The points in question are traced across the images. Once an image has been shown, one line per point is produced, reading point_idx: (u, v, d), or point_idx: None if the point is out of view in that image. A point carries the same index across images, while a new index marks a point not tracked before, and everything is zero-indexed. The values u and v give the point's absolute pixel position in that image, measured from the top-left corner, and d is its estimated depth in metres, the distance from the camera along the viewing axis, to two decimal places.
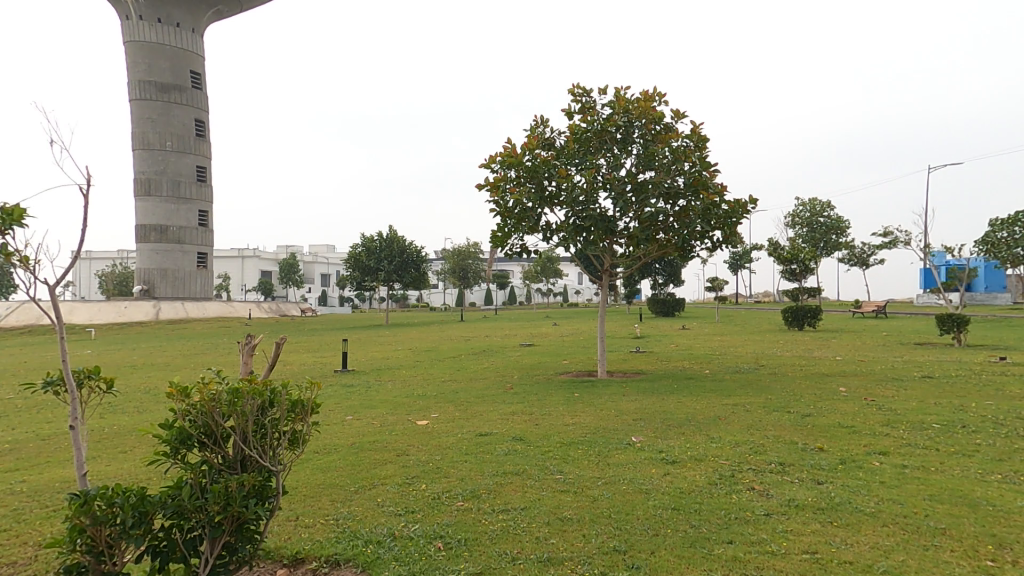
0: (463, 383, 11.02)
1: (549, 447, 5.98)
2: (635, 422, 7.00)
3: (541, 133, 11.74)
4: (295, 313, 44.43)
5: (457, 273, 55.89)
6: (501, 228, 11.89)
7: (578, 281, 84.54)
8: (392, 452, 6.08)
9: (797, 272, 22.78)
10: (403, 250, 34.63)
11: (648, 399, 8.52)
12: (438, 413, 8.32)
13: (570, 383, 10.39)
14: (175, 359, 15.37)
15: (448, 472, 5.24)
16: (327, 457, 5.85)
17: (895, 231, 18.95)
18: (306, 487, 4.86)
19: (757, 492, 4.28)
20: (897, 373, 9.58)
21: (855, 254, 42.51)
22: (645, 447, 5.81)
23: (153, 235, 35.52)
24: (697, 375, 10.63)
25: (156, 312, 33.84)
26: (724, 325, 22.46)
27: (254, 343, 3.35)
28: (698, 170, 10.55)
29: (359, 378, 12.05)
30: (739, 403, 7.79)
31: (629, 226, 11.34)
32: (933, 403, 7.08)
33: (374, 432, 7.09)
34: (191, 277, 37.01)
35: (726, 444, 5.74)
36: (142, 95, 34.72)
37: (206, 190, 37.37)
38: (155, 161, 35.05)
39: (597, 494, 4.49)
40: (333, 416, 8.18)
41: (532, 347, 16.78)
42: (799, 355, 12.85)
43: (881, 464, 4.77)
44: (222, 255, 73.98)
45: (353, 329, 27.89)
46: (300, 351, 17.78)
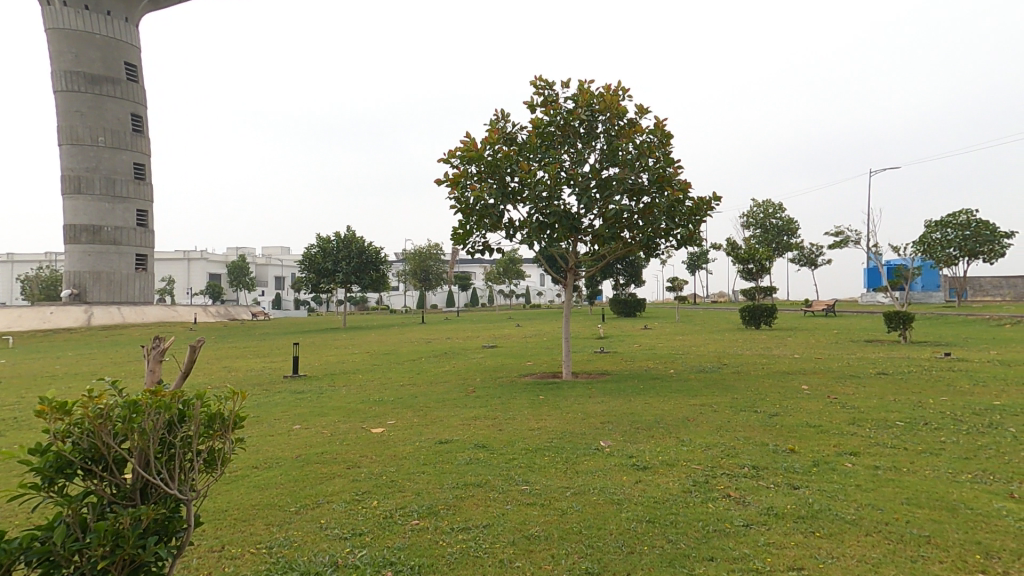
0: (423, 387, 10.50)
1: (513, 455, 5.61)
2: (602, 426, 6.72)
3: (501, 128, 11.39)
4: (245, 317, 42.48)
5: (418, 275, 54.85)
6: (462, 225, 11.44)
7: (540, 282, 84.98)
8: (343, 465, 5.54)
9: (753, 271, 23.28)
10: (362, 251, 33.60)
11: (614, 401, 8.27)
12: (394, 419, 7.81)
13: (534, 385, 10.06)
14: (104, 368, 14.13)
15: (403, 486, 4.78)
16: (267, 474, 5.24)
17: (847, 231, 19.48)
18: (238, 510, 4.29)
19: (734, 500, 4.03)
20: (855, 370, 9.70)
21: (805, 254, 44.27)
22: (615, 453, 5.52)
23: (85, 235, 33.13)
24: (663, 375, 10.47)
25: (88, 317, 31.57)
26: (684, 325, 22.74)
27: (164, 347, 2.82)
28: (663, 166, 10.45)
29: (311, 384, 11.35)
30: (706, 403, 7.63)
31: (594, 223, 11.15)
32: (895, 400, 7.09)
33: (323, 443, 6.52)
34: (129, 280, 34.77)
35: (698, 448, 5.51)
36: (70, 86, 32.37)
37: (145, 188, 35.21)
38: (85, 156, 32.74)
39: (566, 507, 4.13)
40: (278, 426, 7.53)
41: (495, 349, 16.39)
42: (759, 353, 12.96)
43: (853, 465, 4.61)
44: (166, 258, 70.30)
45: (306, 333, 26.75)
46: (247, 356, 16.79)
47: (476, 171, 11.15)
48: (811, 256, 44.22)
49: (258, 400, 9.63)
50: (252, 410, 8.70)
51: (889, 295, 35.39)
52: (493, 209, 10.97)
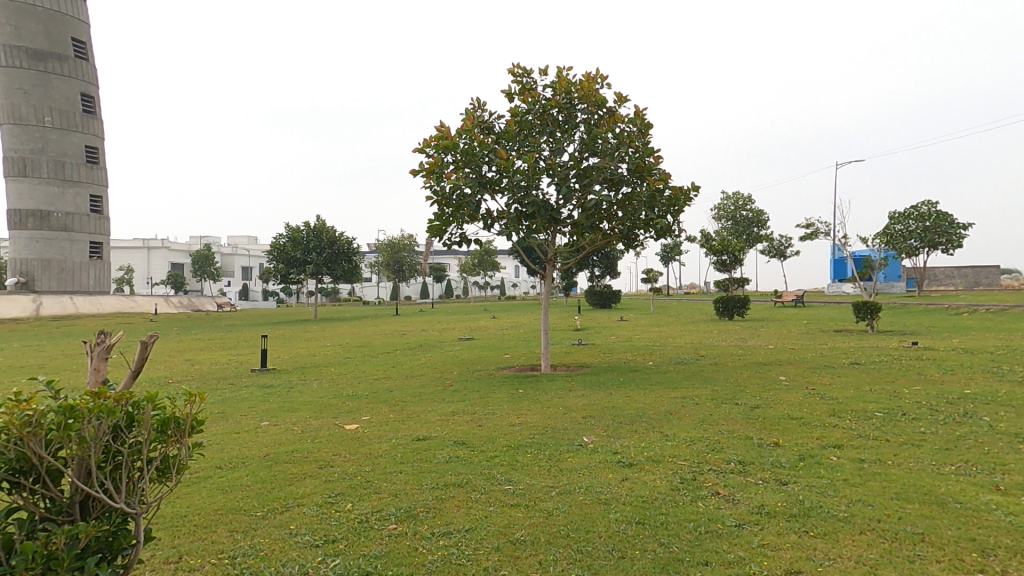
0: (398, 381, 10.20)
1: (494, 452, 5.41)
2: (585, 420, 6.60)
3: (478, 115, 11.08)
4: (210, 308, 41.10)
5: (391, 265, 54.01)
6: (438, 215, 11.13)
7: (515, 274, 85.00)
8: (315, 464, 5.25)
9: (727, 263, 23.56)
10: (333, 241, 32.79)
11: (595, 394, 8.16)
12: (369, 415, 7.52)
13: (513, 378, 9.88)
14: (56, 362, 13.35)
15: (379, 487, 4.53)
16: (232, 475, 4.92)
17: (819, 223, 19.82)
18: (199, 516, 3.97)
19: (723, 497, 3.92)
20: (829, 360, 9.83)
21: (775, 246, 45.24)
22: (599, 449, 5.38)
23: (32, 221, 31.41)
24: (642, 367, 10.44)
25: (37, 307, 29.96)
26: (658, 316, 22.92)
27: (109, 344, 2.49)
28: (643, 156, 10.34)
29: (280, 378, 10.92)
30: (687, 396, 7.58)
31: (573, 213, 10.99)
32: (870, 391, 7.16)
33: (293, 441, 6.19)
34: (82, 269, 33.17)
35: (682, 442, 5.41)
36: (11, 62, 30.48)
37: (98, 172, 33.58)
38: (31, 138, 30.97)
39: (552, 508, 3.96)
40: (245, 423, 7.15)
41: (471, 341, 16.15)
42: (734, 344, 13.08)
43: (839, 459, 4.56)
44: (125, 247, 67.47)
45: (274, 325, 25.97)
46: (211, 349, 16.14)
47: (452, 160, 10.83)
48: (780, 248, 45.26)
49: (223, 395, 9.19)
50: (216, 406, 8.27)
51: (855, 286, 36.51)
52: (470, 200, 10.69)
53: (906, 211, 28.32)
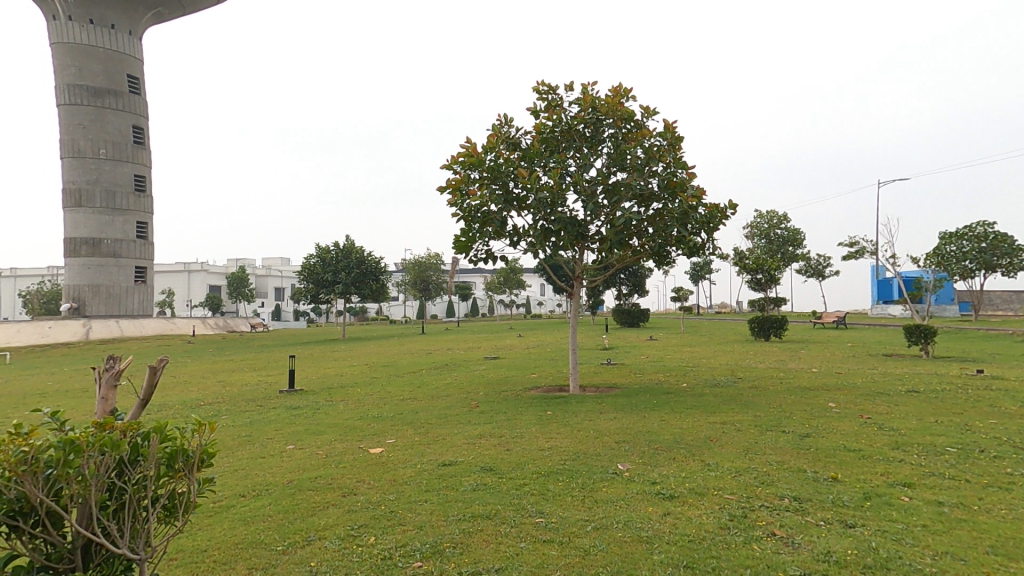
0: (424, 402, 10.00)
1: (524, 480, 5.13)
2: (619, 446, 6.26)
3: (504, 133, 11.02)
4: (244, 329, 42.04)
5: (419, 286, 54.33)
6: (464, 232, 11.03)
7: (541, 293, 84.83)
8: (338, 491, 5.05)
9: (763, 281, 22.82)
10: (362, 261, 33.18)
11: (627, 417, 7.79)
12: (394, 438, 7.31)
13: (541, 400, 9.58)
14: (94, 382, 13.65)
15: (404, 518, 4.29)
16: (254, 503, 4.74)
17: (862, 240, 19.01)
18: (216, 549, 3.78)
19: (780, 540, 3.55)
20: (882, 387, 9.21)
21: (812, 265, 43.87)
22: (636, 478, 5.05)
23: (84, 249, 32.84)
24: (676, 389, 10.00)
25: (86, 331, 31.15)
26: (691, 336, 22.25)
27: (119, 369, 2.34)
28: (674, 171, 10.04)
29: (307, 398, 10.86)
30: (727, 421, 7.16)
31: (601, 230, 10.74)
32: (934, 422, 6.60)
33: (318, 465, 6.02)
34: (128, 294, 34.34)
35: (727, 473, 5.03)
36: (73, 100, 32.20)
37: (145, 201, 34.90)
38: (86, 169, 32.48)
39: (589, 546, 3.65)
40: (270, 446, 7.02)
41: (498, 361, 15.90)
42: (774, 367, 12.48)
43: (912, 499, 4.12)
44: (166, 269, 70.01)
45: (306, 345, 26.28)
46: (242, 369, 16.33)
47: (478, 177, 10.77)
48: (818, 267, 43.83)
49: (251, 417, 9.14)
50: (243, 428, 8.20)
51: (903, 308, 34.80)
52: (496, 216, 10.57)
53: (959, 231, 26.93)
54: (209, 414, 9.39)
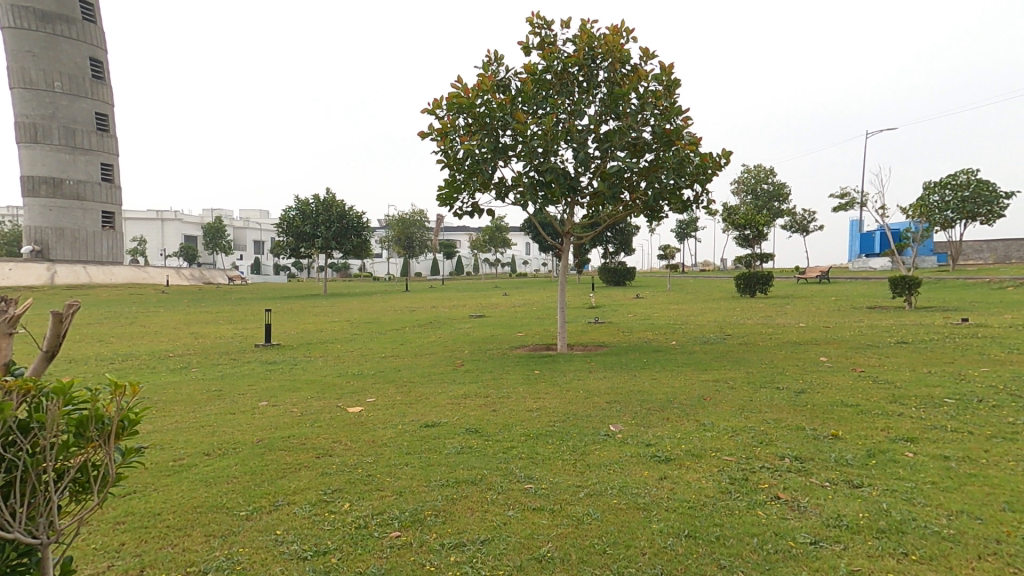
0: (407, 360, 9.67)
1: (512, 443, 4.86)
2: (610, 406, 6.02)
3: (493, 73, 10.27)
4: (222, 282, 41.04)
5: (402, 241, 53.44)
6: (449, 182, 10.43)
7: (526, 251, 84.51)
8: (313, 453, 4.71)
9: (750, 237, 22.74)
10: (342, 215, 32.23)
11: (617, 376, 7.57)
12: (374, 396, 6.98)
13: (528, 358, 9.31)
14: (59, 334, 13.06)
15: (382, 482, 3.98)
16: (220, 463, 4.38)
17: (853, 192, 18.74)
18: (172, 513, 3.43)
19: (785, 504, 3.31)
20: (872, 339, 9.09)
21: (797, 221, 43.95)
22: (629, 440, 4.80)
23: (44, 188, 31.09)
24: (665, 347, 9.79)
25: (52, 277, 30.02)
26: (676, 294, 22.13)
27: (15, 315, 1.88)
28: (670, 118, 9.49)
29: (284, 354, 10.45)
30: (719, 379, 6.97)
31: (593, 182, 10.21)
32: (928, 373, 6.46)
33: (292, 424, 5.68)
34: (95, 239, 33.06)
35: (723, 434, 4.79)
36: (19, 24, 30.14)
37: (108, 141, 33.27)
38: (41, 103, 30.65)
39: (582, 514, 3.37)
40: (242, 402, 6.65)
41: (483, 319, 15.60)
42: (763, 323, 12.36)
43: (917, 456, 3.92)
44: (139, 219, 67.81)
45: (285, 299, 25.70)
46: (216, 322, 15.79)
47: (465, 122, 10.10)
48: (802, 223, 43.99)
49: (223, 372, 8.73)
50: (213, 383, 7.80)
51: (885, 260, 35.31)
52: (484, 165, 9.97)
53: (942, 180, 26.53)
54: (178, 367, 8.95)
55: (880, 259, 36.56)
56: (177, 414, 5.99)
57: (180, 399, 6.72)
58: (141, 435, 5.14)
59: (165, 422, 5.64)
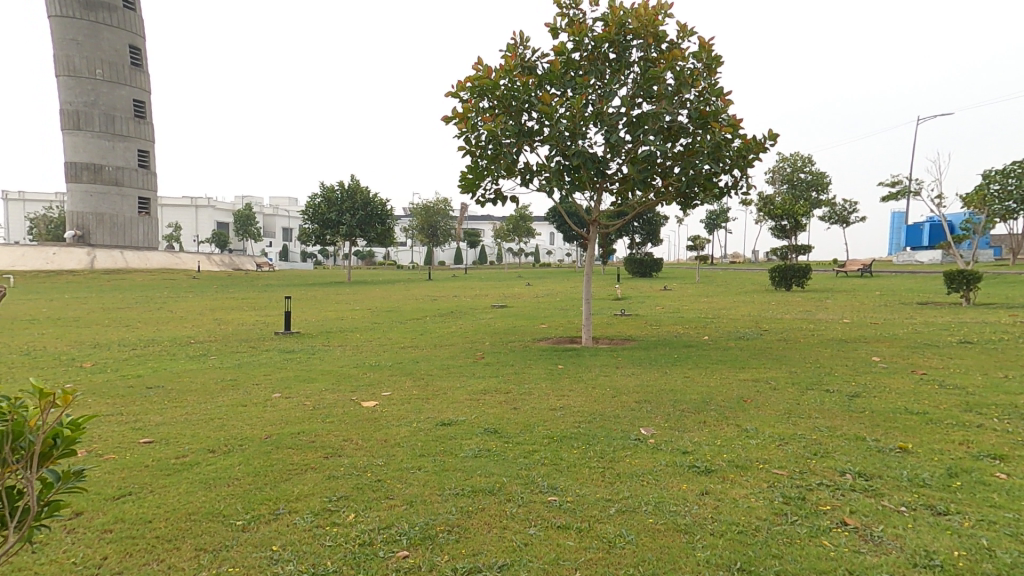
0: (426, 351, 9.37)
1: (534, 447, 4.48)
2: (640, 407, 5.59)
3: (519, 53, 9.78)
4: (250, 268, 41.62)
5: (427, 230, 53.48)
6: (472, 167, 10.00)
7: (551, 241, 84.10)
8: (322, 452, 4.40)
9: (787, 228, 21.74)
10: (368, 203, 32.20)
11: (647, 373, 7.11)
12: (391, 390, 6.67)
13: (552, 352, 8.90)
14: (88, 316, 13.20)
15: (392, 489, 3.64)
16: (224, 461, 4.10)
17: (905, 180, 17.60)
18: (163, 520, 3.15)
19: (855, 532, 2.84)
20: (928, 338, 8.41)
21: (837, 212, 42.24)
22: (663, 446, 4.37)
23: (86, 175, 31.82)
24: (697, 342, 9.27)
25: (91, 261, 30.74)
26: (706, 286, 21.36)
27: None
28: (708, 99, 8.87)
29: (304, 342, 10.29)
30: (760, 379, 6.45)
31: (623, 167, 9.66)
32: (1004, 378, 5.82)
33: (303, 418, 5.42)
34: (131, 224, 33.81)
35: (770, 442, 4.29)
36: (65, 12, 30.84)
37: (145, 127, 33.90)
38: (83, 90, 31.31)
39: (614, 536, 2.96)
40: (254, 393, 6.41)
41: (506, 309, 15.24)
42: (803, 318, 11.68)
43: (1008, 478, 3.38)
44: (174, 205, 69.48)
45: (311, 287, 25.81)
46: (241, 308, 15.80)
47: (489, 105, 9.65)
48: (842, 213, 42.26)
49: (241, 360, 8.55)
50: (229, 371, 7.61)
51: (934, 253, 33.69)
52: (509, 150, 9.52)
53: None
54: (197, 354, 8.82)
55: (927, 253, 34.87)
56: (187, 404, 5.78)
57: (193, 388, 6.51)
58: (147, 427, 4.90)
59: (174, 413, 5.41)
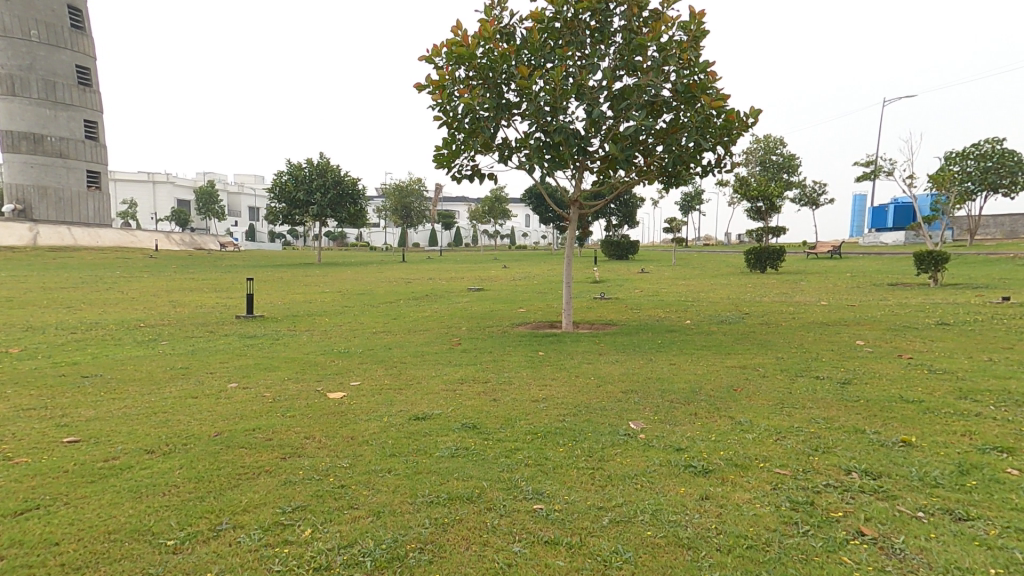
0: (399, 336, 8.89)
1: (515, 445, 4.11)
2: (626, 397, 5.28)
3: (497, 19, 9.19)
4: (213, 248, 39.92)
5: (399, 211, 52.36)
6: (447, 142, 9.45)
7: (526, 224, 83.82)
8: (279, 452, 3.93)
9: (762, 210, 21.78)
10: (336, 180, 31.09)
11: (631, 360, 6.82)
12: (360, 380, 6.20)
13: (531, 338, 8.51)
14: (26, 298, 12.23)
15: (356, 498, 3.22)
16: (162, 464, 3.59)
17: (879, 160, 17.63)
18: (76, 544, 2.65)
19: (875, 545, 2.55)
20: (909, 320, 8.33)
21: (807, 194, 42.92)
22: (655, 443, 4.05)
23: (25, 144, 29.78)
24: (679, 327, 9.03)
25: (35, 237, 28.79)
26: (683, 269, 21.30)
27: None
28: (693, 72, 8.48)
29: (267, 326, 9.70)
30: (747, 365, 6.20)
31: (605, 144, 9.24)
32: (990, 360, 5.70)
33: (261, 412, 4.92)
34: (80, 199, 31.94)
35: (767, 435, 3.99)
36: None
37: (90, 95, 31.95)
38: (17, 52, 29.17)
39: (609, 553, 2.61)
40: (207, 383, 5.86)
41: (482, 292, 14.80)
42: (781, 300, 11.60)
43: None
44: (130, 181, 66.29)
45: (276, 268, 24.84)
46: (199, 290, 14.94)
47: (465, 76, 9.08)
48: (812, 195, 42.91)
49: (195, 345, 7.92)
50: (181, 359, 7.00)
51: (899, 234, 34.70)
52: (486, 124, 8.99)
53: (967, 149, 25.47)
54: (147, 340, 8.15)
55: (892, 234, 35.85)
56: (129, 396, 5.20)
57: (137, 377, 5.91)
58: (76, 423, 4.34)
59: (112, 406, 4.84)
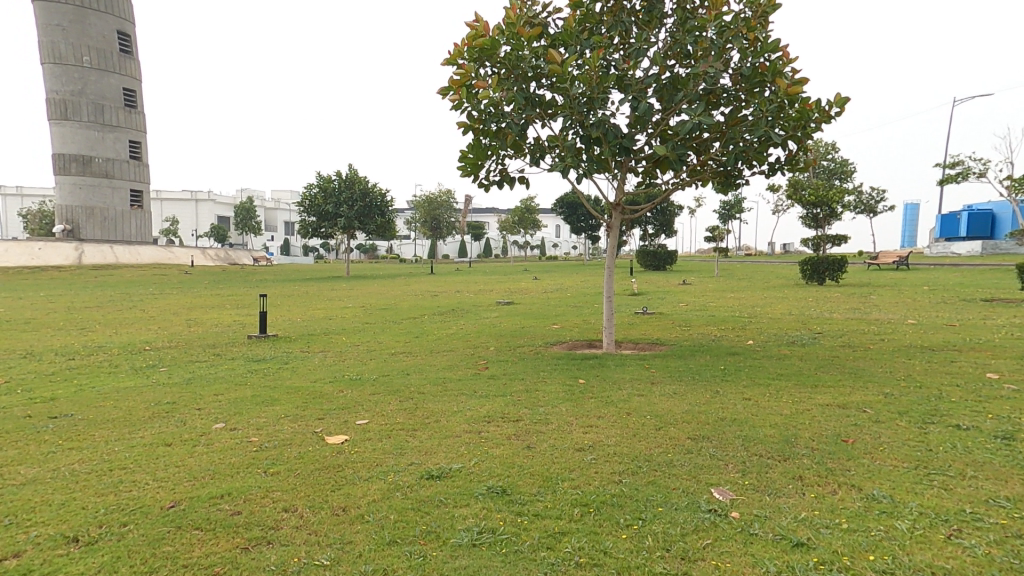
0: (420, 358, 7.86)
1: (560, 528, 2.98)
2: (701, 448, 4.07)
3: (527, 7, 8.22)
4: (247, 262, 40.27)
5: (429, 223, 52.12)
6: (473, 145, 8.49)
7: (557, 235, 82.86)
8: (242, 538, 2.90)
9: (820, 217, 20.08)
10: (366, 193, 30.69)
11: (694, 392, 5.61)
12: (368, 417, 5.17)
13: (569, 360, 7.37)
14: (45, 319, 11.78)
15: None
16: (77, 566, 2.62)
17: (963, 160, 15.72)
18: None
19: None
20: None
21: (862, 201, 40.34)
22: (759, 530, 2.86)
23: (75, 167, 30.55)
24: (742, 348, 7.75)
25: (79, 255, 29.38)
26: (729, 280, 19.79)
27: None
28: (761, 54, 7.27)
29: (279, 348, 8.87)
30: (849, 404, 4.90)
31: (654, 142, 8.07)
32: None
33: (238, 465, 3.95)
34: (123, 217, 32.55)
35: (931, 527, 2.76)
36: None
37: (135, 116, 32.62)
38: (70, 78, 30.02)
39: None
40: (188, 424, 4.93)
41: (512, 306, 13.72)
42: (857, 317, 10.10)
43: None
44: (174, 199, 68.35)
45: (305, 281, 24.46)
46: (221, 306, 14.39)
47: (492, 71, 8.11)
48: (868, 202, 40.40)
49: (194, 372, 7.07)
50: (171, 390, 6.12)
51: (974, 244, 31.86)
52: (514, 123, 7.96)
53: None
54: (145, 366, 7.36)
55: (965, 244, 33.12)
56: (90, 444, 4.32)
57: (111, 418, 5.03)
58: (4, 491, 3.44)
59: (61, 461, 3.93)
